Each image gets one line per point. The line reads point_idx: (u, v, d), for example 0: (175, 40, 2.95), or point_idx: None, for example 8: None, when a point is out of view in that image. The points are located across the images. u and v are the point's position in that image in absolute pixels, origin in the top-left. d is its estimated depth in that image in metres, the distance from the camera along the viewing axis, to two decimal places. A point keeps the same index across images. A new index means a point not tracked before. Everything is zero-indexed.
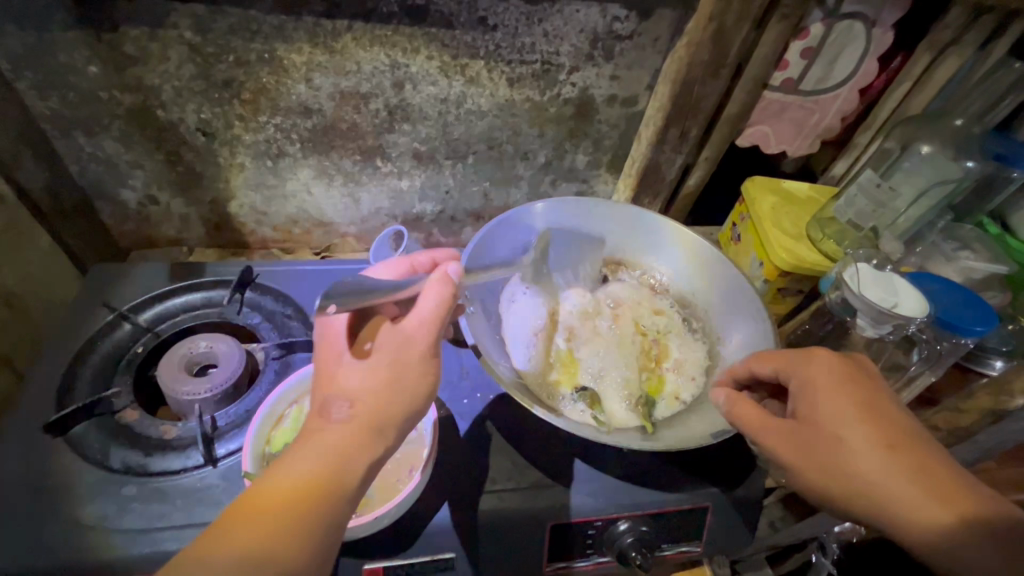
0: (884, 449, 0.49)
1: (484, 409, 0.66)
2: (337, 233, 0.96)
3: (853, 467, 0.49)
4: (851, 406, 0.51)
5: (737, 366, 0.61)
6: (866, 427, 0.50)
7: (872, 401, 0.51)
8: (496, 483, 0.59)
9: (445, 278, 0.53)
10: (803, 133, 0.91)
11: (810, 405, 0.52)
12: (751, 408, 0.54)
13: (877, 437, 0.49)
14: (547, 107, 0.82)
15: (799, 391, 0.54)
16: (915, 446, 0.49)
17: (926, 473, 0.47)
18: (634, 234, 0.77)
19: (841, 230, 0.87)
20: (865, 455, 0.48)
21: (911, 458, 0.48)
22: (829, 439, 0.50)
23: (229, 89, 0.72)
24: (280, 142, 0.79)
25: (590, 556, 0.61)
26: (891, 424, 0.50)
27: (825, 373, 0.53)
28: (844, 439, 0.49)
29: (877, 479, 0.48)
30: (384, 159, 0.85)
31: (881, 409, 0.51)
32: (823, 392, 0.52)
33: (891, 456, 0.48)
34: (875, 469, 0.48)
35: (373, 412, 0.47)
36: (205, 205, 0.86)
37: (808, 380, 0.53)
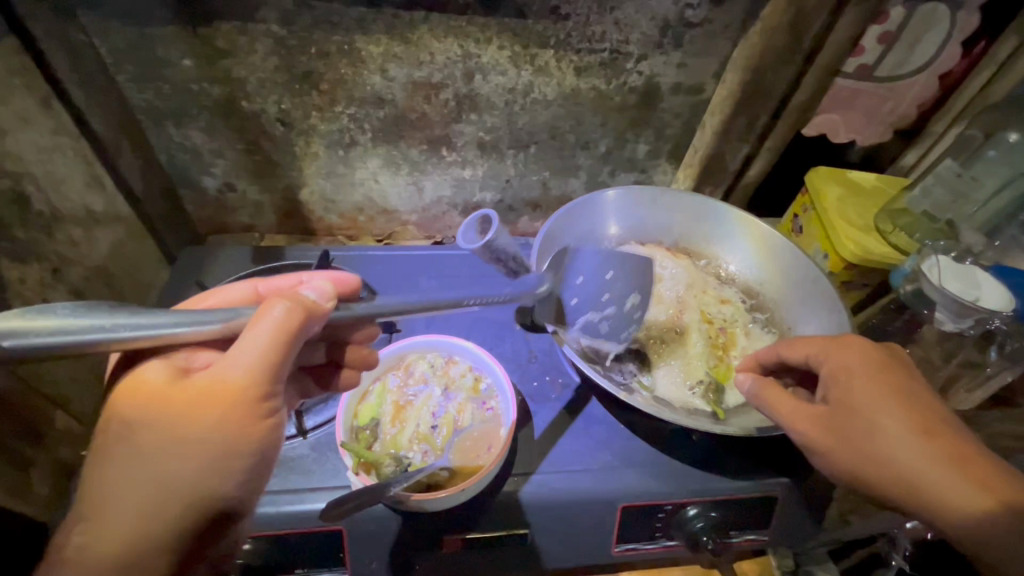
0: (920, 434, 0.47)
1: (553, 393, 0.67)
2: (399, 222, 0.99)
3: (887, 452, 0.48)
4: (889, 392, 0.49)
5: (769, 352, 0.61)
6: (902, 413, 0.48)
7: (908, 387, 0.50)
8: (569, 463, 0.60)
9: (296, 300, 0.44)
10: (875, 120, 0.88)
11: (842, 390, 0.52)
12: (780, 393, 0.55)
13: (912, 422, 0.48)
14: (611, 96, 0.83)
15: (833, 377, 0.53)
16: (953, 433, 0.47)
17: (962, 458, 0.45)
18: (701, 223, 0.77)
19: (913, 222, 0.85)
20: (899, 439, 0.47)
21: (947, 443, 0.46)
22: (859, 423, 0.49)
23: (310, 80, 0.75)
24: (352, 131, 0.82)
25: (657, 539, 0.62)
26: (928, 411, 0.49)
27: (862, 359, 0.52)
28: (876, 423, 0.49)
29: (910, 462, 0.46)
30: (449, 149, 0.87)
31: (922, 398, 0.49)
32: (859, 378, 0.51)
33: (926, 441, 0.47)
34: (905, 452, 0.47)
35: (162, 492, 0.39)
36: (278, 192, 0.90)
37: (840, 365, 0.53)
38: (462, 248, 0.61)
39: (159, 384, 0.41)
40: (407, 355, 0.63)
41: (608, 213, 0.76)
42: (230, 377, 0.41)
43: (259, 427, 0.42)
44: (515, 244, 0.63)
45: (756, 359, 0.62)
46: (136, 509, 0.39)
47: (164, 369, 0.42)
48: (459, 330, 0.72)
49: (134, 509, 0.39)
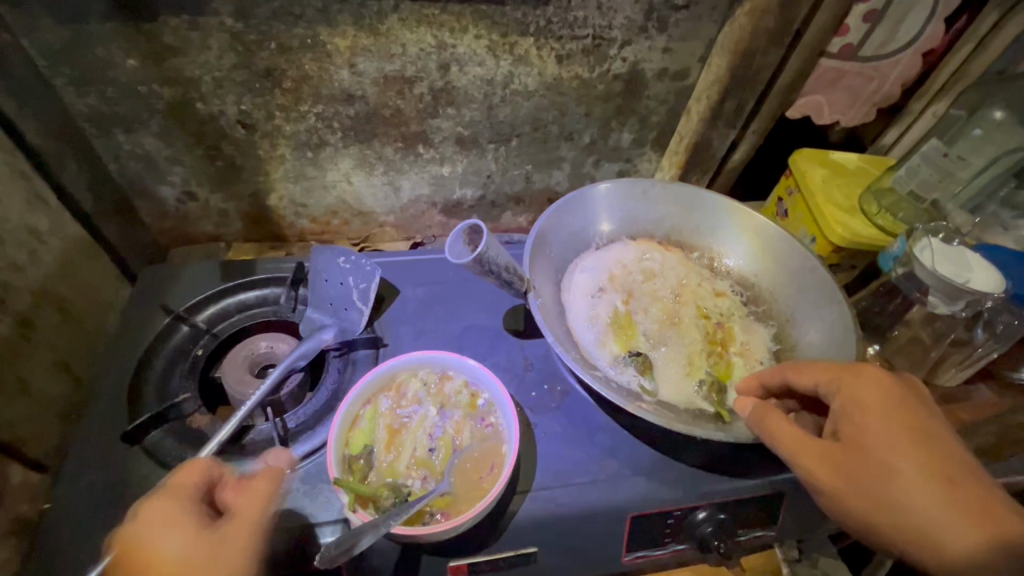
0: (939, 482, 0.45)
1: (553, 401, 0.64)
2: (376, 223, 0.94)
3: (900, 497, 0.45)
4: (902, 432, 0.47)
5: (770, 374, 0.56)
6: (917, 456, 0.46)
7: (923, 427, 0.47)
8: (575, 475, 0.58)
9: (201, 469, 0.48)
10: (859, 101, 0.87)
11: (856, 427, 0.48)
12: (784, 423, 0.51)
13: (930, 467, 0.45)
14: (595, 84, 0.79)
15: (845, 411, 0.50)
16: (970, 480, 0.45)
17: (982, 509, 0.43)
18: (693, 215, 0.75)
19: (898, 202, 0.85)
20: (917, 487, 0.45)
21: (965, 491, 0.44)
22: (874, 466, 0.46)
23: (271, 78, 0.69)
24: (321, 131, 0.77)
25: (666, 544, 0.60)
26: (945, 453, 0.46)
27: (874, 393, 0.49)
28: (892, 468, 0.46)
29: (928, 511, 0.44)
30: (426, 146, 0.82)
31: (934, 438, 0.47)
32: (871, 414, 0.48)
33: (946, 489, 0.44)
34: (921, 502, 0.44)
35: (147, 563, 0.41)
36: (244, 199, 0.84)
37: (853, 400, 0.49)
38: (452, 260, 0.59)
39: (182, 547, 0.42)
40: (397, 374, 0.59)
41: (600, 208, 0.73)
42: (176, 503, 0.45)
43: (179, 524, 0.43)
44: (504, 255, 0.62)
45: (754, 379, 0.57)
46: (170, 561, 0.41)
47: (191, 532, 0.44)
48: (450, 341, 0.68)
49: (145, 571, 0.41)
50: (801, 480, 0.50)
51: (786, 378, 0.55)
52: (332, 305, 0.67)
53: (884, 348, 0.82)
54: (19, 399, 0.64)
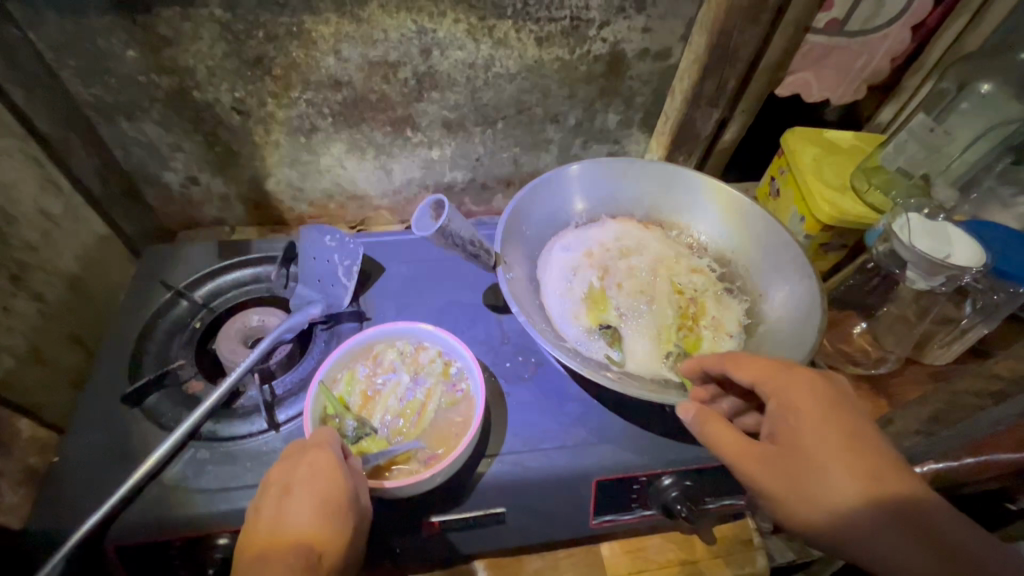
0: (871, 484, 0.44)
1: (526, 372, 0.67)
2: (371, 206, 0.98)
3: (836, 504, 0.44)
4: (835, 434, 0.46)
5: (713, 360, 0.55)
6: (851, 460, 0.45)
7: (855, 427, 0.47)
8: (544, 441, 0.61)
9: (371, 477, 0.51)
10: (849, 76, 0.86)
11: (790, 429, 0.48)
12: (723, 427, 0.50)
13: (863, 470, 0.44)
14: (576, 66, 0.80)
15: (780, 413, 0.49)
16: (903, 481, 0.44)
17: (911, 509, 0.42)
18: (670, 194, 0.76)
19: (889, 179, 0.83)
20: (850, 492, 0.44)
21: (894, 491, 0.43)
22: (808, 469, 0.46)
23: (261, 66, 0.73)
24: (312, 117, 0.80)
25: (634, 509, 0.63)
26: (878, 455, 0.45)
27: (807, 396, 0.48)
28: (825, 471, 0.45)
29: (866, 520, 0.43)
30: (414, 129, 0.85)
31: (867, 439, 0.46)
32: (805, 417, 0.47)
33: (877, 493, 0.43)
34: (853, 503, 0.43)
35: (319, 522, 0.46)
36: (244, 183, 0.89)
37: (788, 402, 0.49)
38: (418, 234, 0.61)
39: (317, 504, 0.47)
40: (374, 345, 0.62)
41: (577, 188, 0.75)
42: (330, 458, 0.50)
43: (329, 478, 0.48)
44: (470, 231, 0.65)
45: (695, 361, 0.58)
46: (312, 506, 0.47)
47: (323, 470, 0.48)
48: (430, 316, 0.71)
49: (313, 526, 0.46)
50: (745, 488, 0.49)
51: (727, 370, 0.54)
52: (319, 282, 0.71)
53: (870, 325, 0.84)
54: (34, 366, 0.70)
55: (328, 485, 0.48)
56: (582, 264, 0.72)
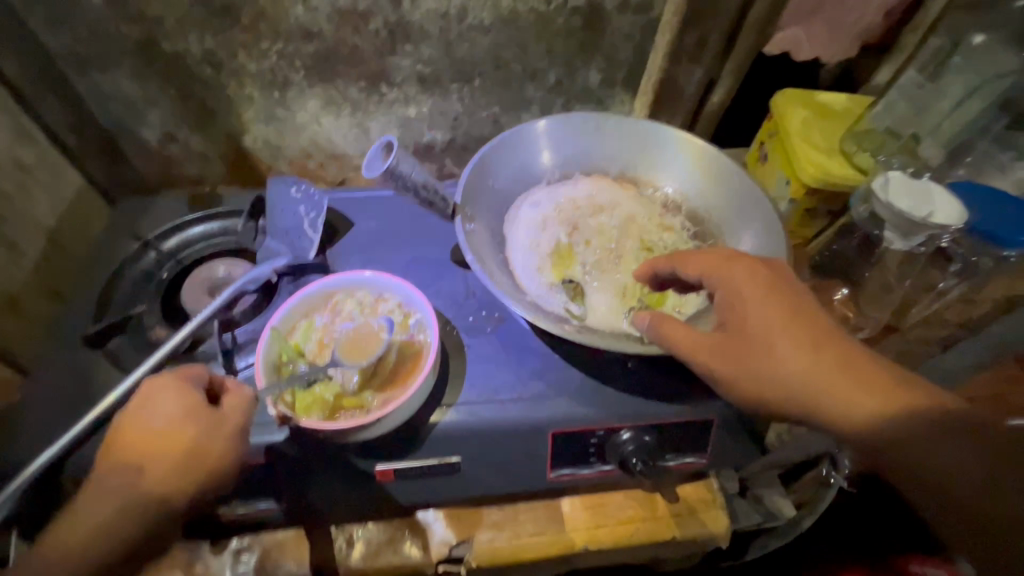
0: (811, 350, 0.49)
1: (489, 327, 0.66)
2: (351, 167, 0.97)
3: (784, 375, 0.49)
4: (776, 313, 0.50)
5: (663, 262, 0.58)
6: (792, 333, 0.49)
7: (794, 301, 0.51)
8: (501, 394, 0.60)
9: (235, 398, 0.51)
10: (840, 32, 0.83)
11: (737, 316, 0.51)
12: (676, 326, 0.53)
13: (804, 339, 0.49)
14: (553, 18, 0.78)
15: (727, 302, 0.52)
16: (836, 339, 0.49)
17: (846, 357, 0.49)
18: (645, 150, 0.74)
19: (877, 140, 0.80)
20: (794, 361, 0.49)
21: (828, 349, 0.49)
22: (754, 345, 0.50)
23: (229, 15, 0.72)
24: (285, 70, 0.79)
25: (593, 463, 0.62)
26: (814, 322, 0.50)
27: (750, 282, 0.52)
28: (773, 347, 0.49)
29: (810, 382, 0.48)
30: (389, 85, 0.83)
31: (804, 310, 0.51)
32: (749, 301, 0.51)
33: (815, 356, 0.49)
34: (795, 364, 0.49)
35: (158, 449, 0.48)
36: (221, 141, 0.88)
37: (735, 292, 0.52)
38: (371, 175, 0.62)
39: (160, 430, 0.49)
40: (333, 294, 0.62)
41: (548, 144, 0.74)
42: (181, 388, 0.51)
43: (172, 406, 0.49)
44: (420, 175, 0.65)
45: (648, 267, 0.59)
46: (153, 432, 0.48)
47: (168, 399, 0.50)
48: (396, 271, 0.71)
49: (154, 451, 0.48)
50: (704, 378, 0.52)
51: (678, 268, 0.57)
52: (285, 234, 0.71)
53: (852, 292, 0.81)
54: (8, 314, 0.71)
55: (172, 409, 0.49)
56: (550, 220, 0.71)
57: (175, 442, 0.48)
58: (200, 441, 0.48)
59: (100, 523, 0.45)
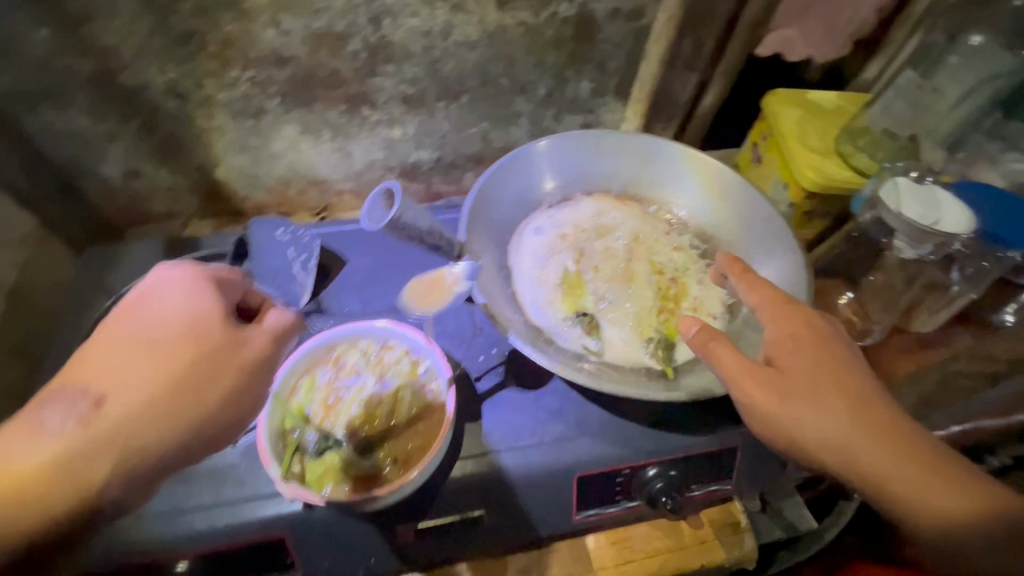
0: (858, 408, 0.47)
1: (501, 366, 0.63)
2: (333, 191, 0.92)
3: (826, 423, 0.46)
4: (824, 363, 0.49)
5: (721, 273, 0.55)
6: (839, 386, 0.48)
7: (844, 358, 0.49)
8: (522, 438, 0.58)
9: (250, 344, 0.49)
10: (832, 31, 0.81)
11: (788, 354, 0.49)
12: (725, 347, 0.50)
13: (850, 397, 0.47)
14: (543, 30, 0.74)
15: (779, 339, 0.50)
16: (885, 407, 0.47)
17: (894, 428, 0.46)
18: (648, 166, 0.71)
19: (876, 140, 0.79)
20: (838, 413, 0.47)
21: (876, 413, 0.47)
22: (802, 387, 0.48)
23: (193, 43, 0.66)
24: (258, 98, 0.73)
25: (619, 501, 0.61)
26: (863, 383, 0.48)
27: (804, 328, 0.51)
28: (821, 395, 0.47)
29: (851, 438, 0.46)
30: (371, 107, 0.78)
31: (854, 369, 0.49)
32: (801, 344, 0.50)
33: (862, 415, 0.47)
34: (843, 425, 0.46)
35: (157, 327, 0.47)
36: (191, 173, 0.82)
37: (789, 331, 0.50)
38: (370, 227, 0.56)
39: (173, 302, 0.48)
40: (334, 346, 0.58)
41: (547, 165, 0.70)
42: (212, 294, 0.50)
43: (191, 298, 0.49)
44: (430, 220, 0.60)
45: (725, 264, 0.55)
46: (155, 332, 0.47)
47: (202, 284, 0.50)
48: (396, 311, 0.67)
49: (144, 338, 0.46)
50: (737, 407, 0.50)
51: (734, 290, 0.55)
52: (275, 277, 0.65)
53: (856, 295, 0.80)
54: None
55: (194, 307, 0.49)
56: (555, 246, 0.67)
57: (185, 340, 0.47)
58: (212, 348, 0.47)
59: (46, 462, 0.41)
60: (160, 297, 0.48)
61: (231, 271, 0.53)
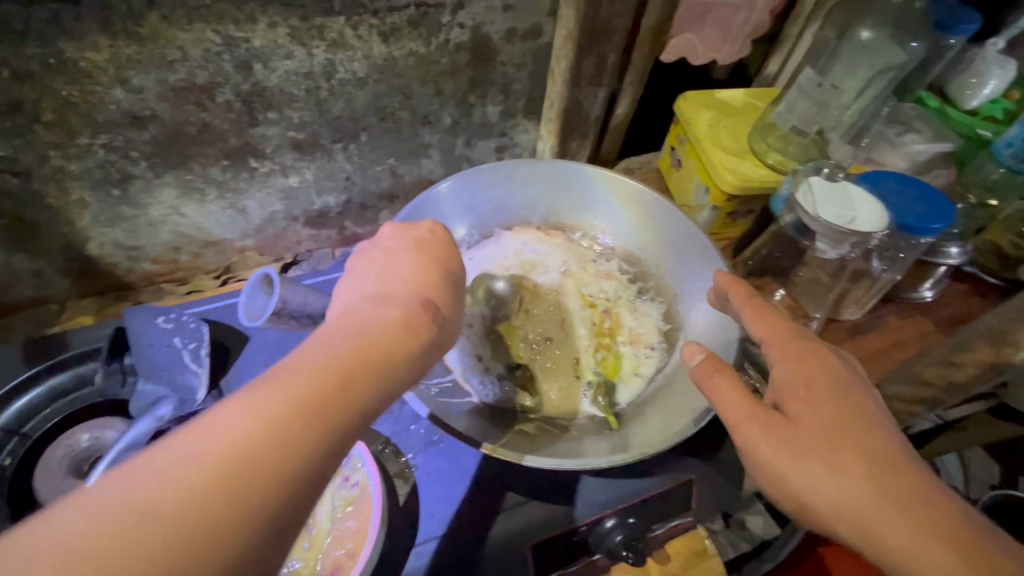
0: (883, 467, 0.38)
1: (435, 434, 0.58)
2: (234, 250, 0.83)
3: (840, 481, 0.38)
4: (840, 412, 0.41)
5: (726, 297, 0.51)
6: (858, 438, 0.40)
7: (867, 409, 0.42)
8: (467, 513, 0.53)
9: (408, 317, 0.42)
10: (731, 33, 0.81)
11: (799, 397, 0.43)
12: (726, 382, 0.45)
13: (873, 453, 0.39)
14: (437, 58, 0.69)
15: (791, 379, 0.44)
16: (921, 474, 0.38)
17: (932, 500, 0.37)
18: (567, 193, 0.68)
19: (784, 138, 0.80)
20: (854, 470, 0.38)
21: (908, 479, 0.38)
22: (813, 433, 0.41)
23: (22, 113, 0.55)
24: (119, 163, 0.64)
25: (579, 559, 0.56)
26: (890, 440, 0.40)
27: (819, 369, 0.44)
28: (834, 444, 0.40)
29: (871, 502, 0.37)
30: (259, 158, 0.70)
31: (880, 424, 0.41)
32: (815, 386, 0.43)
33: (887, 476, 0.38)
34: (864, 497, 0.38)
35: (298, 377, 0.34)
36: (56, 254, 0.71)
37: (800, 370, 0.44)
38: (255, 321, 0.58)
39: (325, 350, 0.37)
40: None
41: (457, 205, 0.65)
42: (339, 324, 0.40)
43: (353, 341, 0.38)
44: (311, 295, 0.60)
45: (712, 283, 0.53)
46: (275, 396, 0.32)
47: (370, 311, 0.42)
48: None
49: (284, 394, 0.33)
50: (738, 450, 0.44)
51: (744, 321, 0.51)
52: (164, 372, 0.57)
53: (788, 291, 0.81)
54: None
55: (422, 274, 0.48)
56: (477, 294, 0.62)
57: (286, 410, 0.32)
58: (345, 371, 0.35)
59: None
60: (351, 312, 0.42)
61: (424, 256, 0.50)
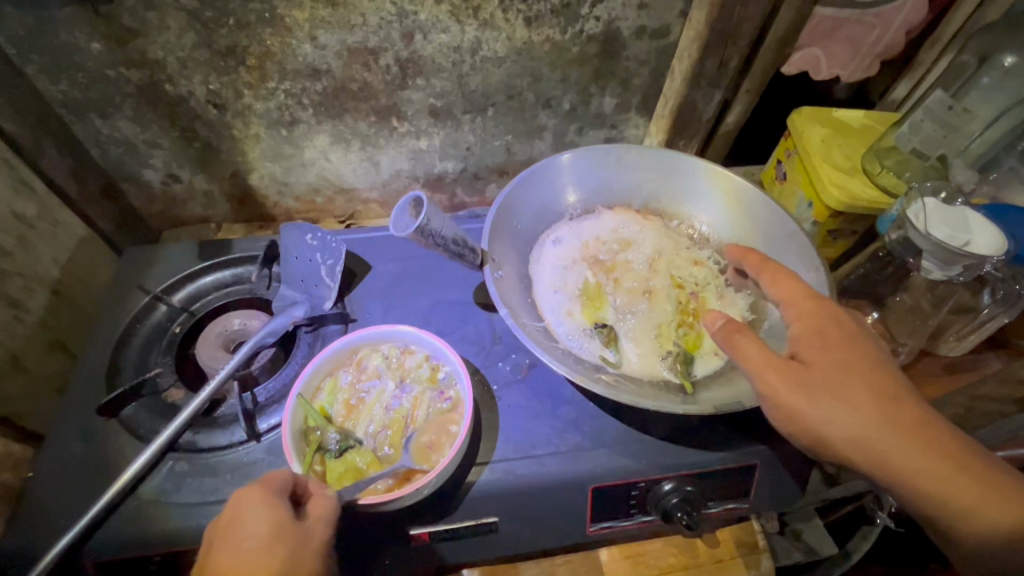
0: (882, 399, 0.47)
1: (519, 375, 0.64)
2: (360, 200, 0.94)
3: (849, 418, 0.47)
4: (847, 359, 0.49)
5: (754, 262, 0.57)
6: (862, 380, 0.48)
7: (869, 353, 0.50)
8: (537, 448, 0.58)
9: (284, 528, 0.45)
10: (860, 51, 0.82)
11: (812, 349, 0.50)
12: (749, 340, 0.51)
13: (876, 390, 0.48)
14: (568, 47, 0.76)
15: (803, 334, 0.51)
16: (908, 396, 0.48)
17: (917, 418, 0.46)
18: (670, 182, 0.72)
19: (903, 161, 0.78)
20: (860, 406, 0.47)
21: (897, 404, 0.47)
22: (826, 380, 0.48)
23: (234, 56, 0.69)
24: (292, 108, 0.76)
25: (632, 515, 0.60)
26: (887, 375, 0.49)
27: (827, 322, 0.52)
28: (845, 387, 0.48)
29: (874, 431, 0.46)
30: (400, 119, 0.81)
31: (879, 364, 0.49)
32: (824, 338, 0.51)
33: (885, 407, 0.47)
34: (868, 422, 0.46)
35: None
36: (226, 179, 0.85)
37: (812, 327, 0.51)
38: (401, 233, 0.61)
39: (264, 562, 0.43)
40: (359, 348, 0.60)
41: (567, 178, 0.72)
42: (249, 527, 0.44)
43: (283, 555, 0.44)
44: (452, 228, 0.64)
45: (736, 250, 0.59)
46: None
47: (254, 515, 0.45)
48: (418, 315, 0.68)
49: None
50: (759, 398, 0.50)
51: (761, 283, 0.56)
52: (302, 282, 0.69)
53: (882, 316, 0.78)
54: (15, 377, 0.69)
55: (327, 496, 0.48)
56: (574, 258, 0.68)
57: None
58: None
59: None
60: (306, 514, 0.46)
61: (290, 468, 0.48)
